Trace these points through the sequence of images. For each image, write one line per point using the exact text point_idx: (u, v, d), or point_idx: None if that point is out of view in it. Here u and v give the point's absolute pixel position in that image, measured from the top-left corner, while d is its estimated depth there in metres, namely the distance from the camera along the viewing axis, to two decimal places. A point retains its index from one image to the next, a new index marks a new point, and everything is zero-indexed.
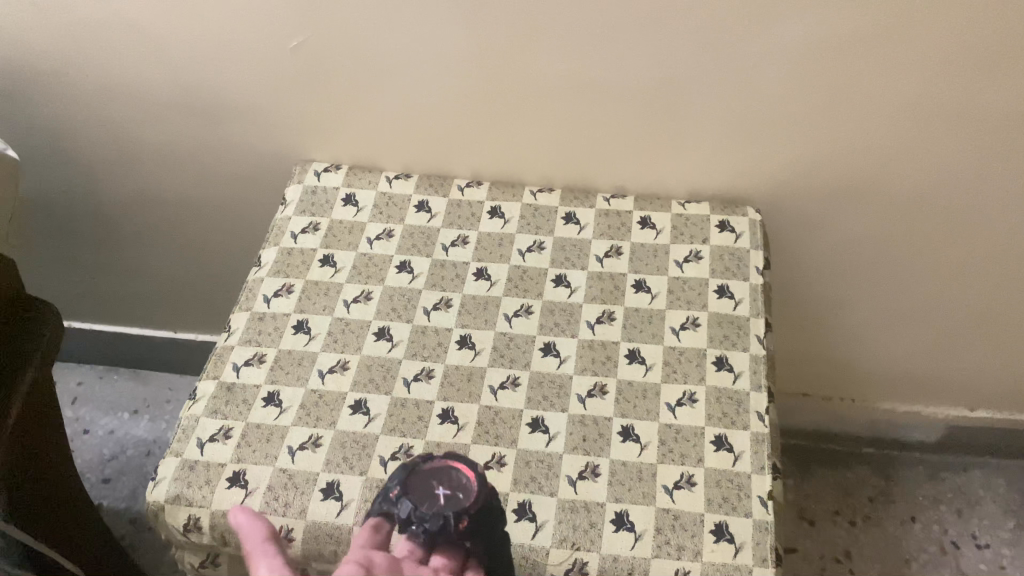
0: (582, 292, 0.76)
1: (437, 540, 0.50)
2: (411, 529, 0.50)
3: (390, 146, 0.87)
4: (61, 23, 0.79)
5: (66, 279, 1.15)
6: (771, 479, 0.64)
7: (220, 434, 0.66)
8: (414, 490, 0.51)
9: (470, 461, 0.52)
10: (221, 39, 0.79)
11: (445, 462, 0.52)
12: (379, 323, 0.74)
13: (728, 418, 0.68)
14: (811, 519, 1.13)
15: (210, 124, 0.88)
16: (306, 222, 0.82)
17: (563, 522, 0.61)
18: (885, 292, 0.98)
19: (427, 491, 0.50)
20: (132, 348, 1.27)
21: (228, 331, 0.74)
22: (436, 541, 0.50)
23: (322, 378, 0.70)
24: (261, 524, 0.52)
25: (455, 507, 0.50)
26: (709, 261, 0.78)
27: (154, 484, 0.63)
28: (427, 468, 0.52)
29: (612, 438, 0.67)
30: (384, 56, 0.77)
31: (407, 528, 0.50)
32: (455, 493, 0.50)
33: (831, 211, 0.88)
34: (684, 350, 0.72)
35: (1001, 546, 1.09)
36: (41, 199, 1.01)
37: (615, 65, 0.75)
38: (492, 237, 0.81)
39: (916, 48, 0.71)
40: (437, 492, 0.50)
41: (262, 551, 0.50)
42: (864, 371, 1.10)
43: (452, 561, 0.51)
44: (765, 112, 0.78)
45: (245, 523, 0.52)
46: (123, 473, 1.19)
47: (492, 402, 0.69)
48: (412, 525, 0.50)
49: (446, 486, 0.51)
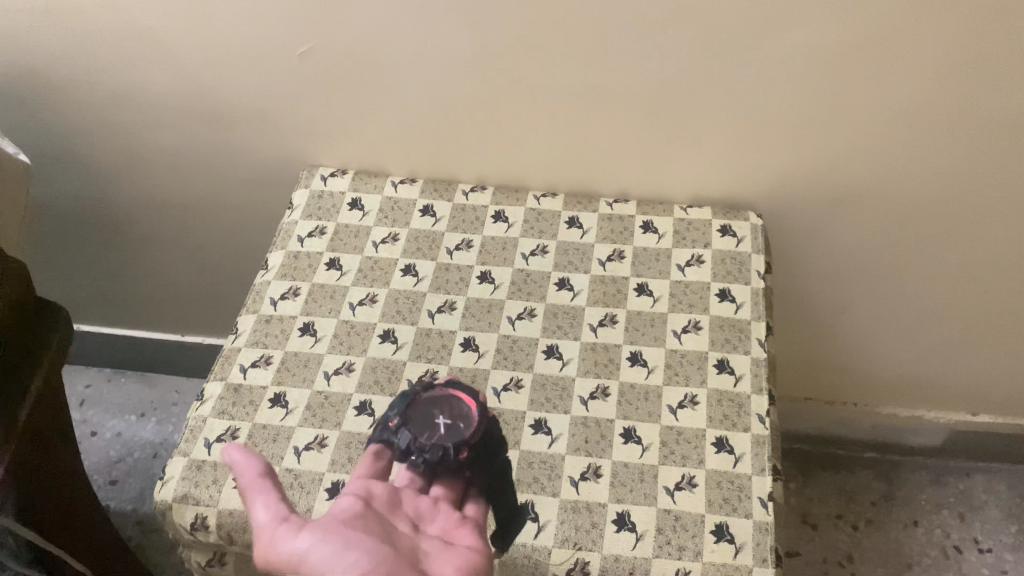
0: (585, 295, 0.77)
1: (438, 470, 0.50)
2: (410, 460, 0.49)
3: (396, 152, 0.88)
4: (73, 30, 0.80)
5: (75, 283, 1.16)
6: (771, 481, 0.65)
7: (227, 434, 0.67)
8: (413, 420, 0.51)
9: (471, 392, 0.53)
10: (231, 45, 0.80)
11: (447, 392, 0.53)
12: (384, 326, 0.75)
13: (729, 419, 0.68)
14: (813, 523, 1.13)
15: (219, 129, 0.89)
16: (312, 226, 0.83)
17: (565, 522, 0.62)
18: (887, 297, 0.98)
19: (427, 421, 0.51)
20: (140, 352, 1.28)
21: (235, 334, 0.75)
22: (435, 472, 0.50)
23: (327, 379, 0.71)
24: (256, 460, 0.44)
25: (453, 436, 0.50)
26: (711, 266, 0.78)
27: (162, 483, 0.64)
28: (429, 397, 0.52)
29: (614, 440, 0.67)
30: (391, 63, 0.79)
31: (407, 458, 0.50)
32: (456, 423, 0.51)
33: (833, 216, 0.89)
34: (686, 353, 0.73)
35: (1003, 550, 1.10)
36: (50, 204, 1.02)
37: (618, 71, 0.76)
38: (496, 242, 0.82)
39: (916, 55, 0.72)
40: (437, 421, 0.51)
41: (259, 491, 0.43)
42: (867, 376, 1.11)
43: (454, 491, 0.50)
44: (767, 119, 0.79)
45: (238, 459, 0.44)
46: (131, 475, 1.20)
47: (495, 404, 0.69)
48: (412, 456, 0.50)
49: (447, 415, 0.51)
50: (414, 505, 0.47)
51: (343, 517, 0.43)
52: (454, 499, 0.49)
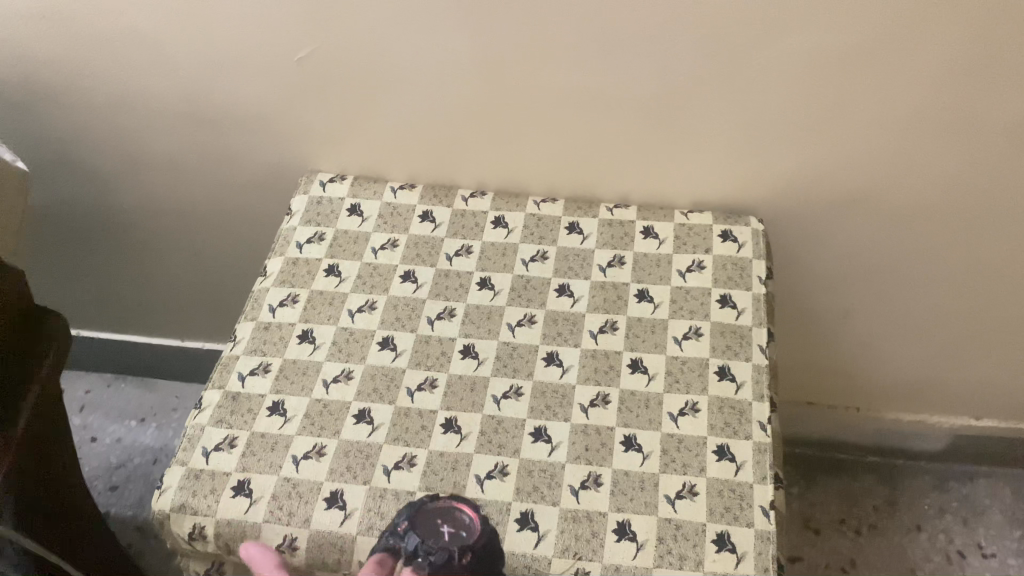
0: (585, 301, 0.77)
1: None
2: (416, 563, 0.51)
3: (395, 157, 0.87)
4: (71, 35, 0.80)
5: (75, 288, 1.16)
6: (772, 490, 0.65)
7: (225, 443, 0.67)
8: (420, 526, 0.54)
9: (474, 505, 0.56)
10: (229, 51, 0.79)
11: (452, 504, 0.55)
12: (383, 333, 0.75)
13: (730, 427, 0.68)
14: (816, 527, 1.13)
15: (218, 135, 0.89)
16: (311, 232, 0.82)
17: (565, 531, 0.62)
18: (889, 302, 0.98)
19: (432, 528, 0.53)
20: (139, 357, 1.28)
21: (234, 341, 0.74)
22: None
23: (326, 388, 0.71)
24: (270, 555, 0.57)
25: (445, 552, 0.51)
26: (711, 271, 0.78)
27: (160, 492, 0.64)
28: (434, 506, 0.55)
29: (615, 448, 0.67)
30: (391, 68, 0.78)
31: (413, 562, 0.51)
32: (458, 532, 0.53)
33: (835, 220, 0.88)
34: (687, 360, 0.72)
35: (1007, 556, 1.09)
36: (49, 209, 1.02)
37: (619, 76, 0.76)
38: (496, 247, 0.81)
39: (920, 58, 0.72)
40: (441, 529, 0.53)
41: None
42: (869, 381, 1.10)
43: None
44: (770, 123, 0.79)
45: (256, 555, 0.57)
46: (130, 480, 1.19)
47: (495, 412, 0.69)
48: (418, 559, 0.51)
49: (450, 525, 0.54)
50: None
51: None
52: None
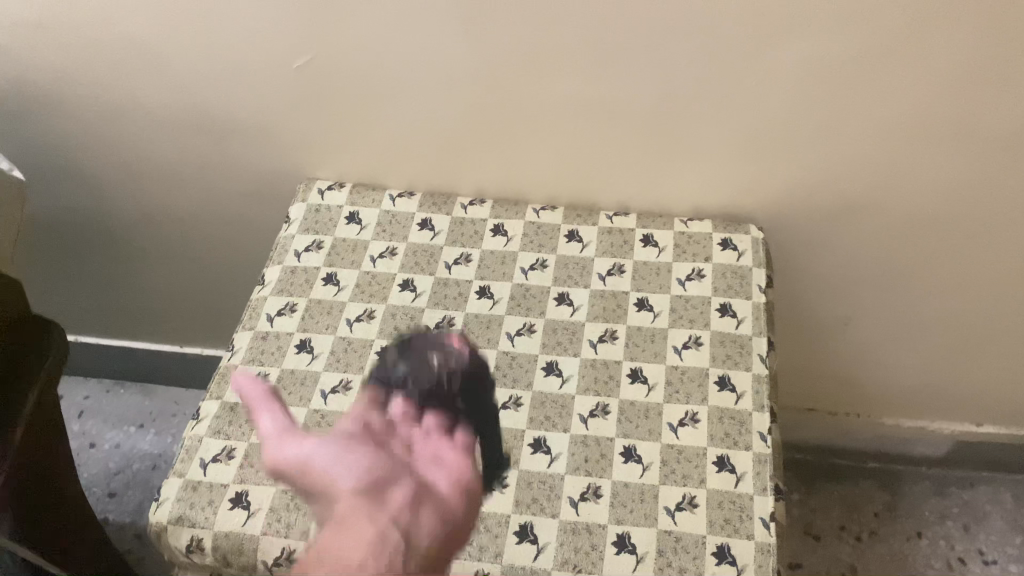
0: (585, 310, 0.76)
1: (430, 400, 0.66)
2: (406, 390, 0.68)
3: (394, 164, 0.87)
4: (67, 43, 0.80)
5: (72, 295, 1.15)
6: (773, 501, 0.64)
7: (223, 454, 0.66)
8: (411, 355, 0.72)
9: (460, 334, 0.75)
10: (227, 59, 0.79)
11: (442, 335, 0.75)
12: (382, 342, 0.74)
13: (730, 438, 0.68)
14: (817, 534, 1.12)
15: (215, 142, 0.88)
16: (309, 240, 0.82)
17: (564, 544, 0.62)
18: (890, 308, 0.98)
19: (423, 357, 0.72)
20: (138, 363, 1.27)
21: (231, 351, 0.74)
22: (427, 397, 0.67)
23: (324, 398, 0.70)
24: (260, 385, 0.71)
25: (459, 362, 0.72)
26: (711, 280, 0.78)
27: (157, 504, 0.64)
28: (429, 337, 0.74)
29: (614, 459, 0.66)
30: (389, 76, 0.78)
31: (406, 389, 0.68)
32: (445, 358, 0.72)
33: (836, 228, 0.88)
34: (687, 369, 0.72)
35: (1008, 562, 1.09)
36: (46, 216, 1.02)
37: (618, 84, 0.76)
38: (495, 256, 0.81)
39: (920, 67, 0.71)
40: (431, 358, 0.72)
41: (268, 409, 0.70)
42: (869, 387, 1.10)
43: (442, 419, 0.65)
44: (770, 131, 0.78)
45: (247, 388, 0.71)
46: (129, 487, 1.19)
47: (494, 423, 0.69)
48: (409, 387, 0.68)
49: (439, 356, 0.72)
50: (408, 432, 0.65)
51: (346, 435, 0.65)
52: (444, 427, 0.65)
